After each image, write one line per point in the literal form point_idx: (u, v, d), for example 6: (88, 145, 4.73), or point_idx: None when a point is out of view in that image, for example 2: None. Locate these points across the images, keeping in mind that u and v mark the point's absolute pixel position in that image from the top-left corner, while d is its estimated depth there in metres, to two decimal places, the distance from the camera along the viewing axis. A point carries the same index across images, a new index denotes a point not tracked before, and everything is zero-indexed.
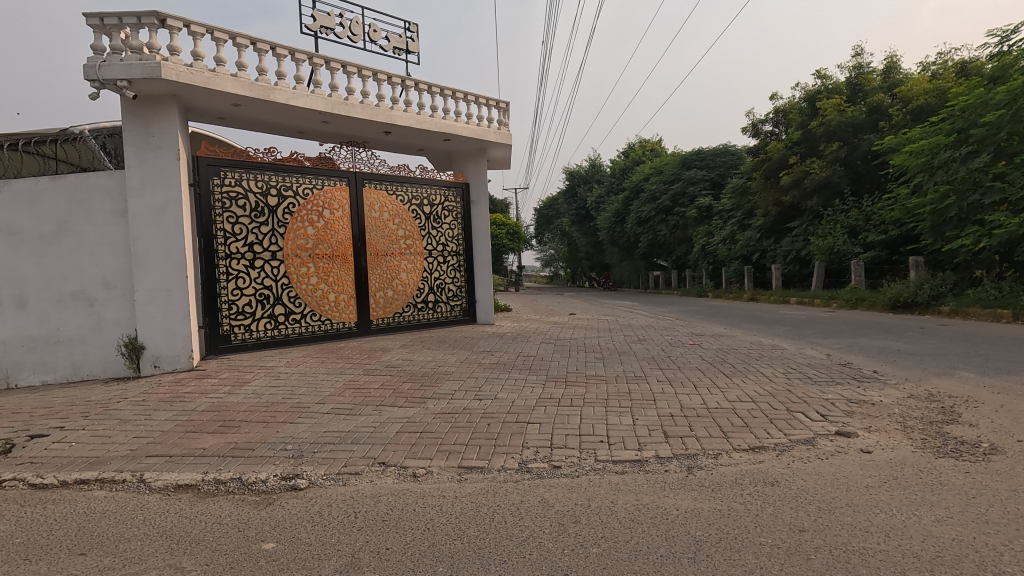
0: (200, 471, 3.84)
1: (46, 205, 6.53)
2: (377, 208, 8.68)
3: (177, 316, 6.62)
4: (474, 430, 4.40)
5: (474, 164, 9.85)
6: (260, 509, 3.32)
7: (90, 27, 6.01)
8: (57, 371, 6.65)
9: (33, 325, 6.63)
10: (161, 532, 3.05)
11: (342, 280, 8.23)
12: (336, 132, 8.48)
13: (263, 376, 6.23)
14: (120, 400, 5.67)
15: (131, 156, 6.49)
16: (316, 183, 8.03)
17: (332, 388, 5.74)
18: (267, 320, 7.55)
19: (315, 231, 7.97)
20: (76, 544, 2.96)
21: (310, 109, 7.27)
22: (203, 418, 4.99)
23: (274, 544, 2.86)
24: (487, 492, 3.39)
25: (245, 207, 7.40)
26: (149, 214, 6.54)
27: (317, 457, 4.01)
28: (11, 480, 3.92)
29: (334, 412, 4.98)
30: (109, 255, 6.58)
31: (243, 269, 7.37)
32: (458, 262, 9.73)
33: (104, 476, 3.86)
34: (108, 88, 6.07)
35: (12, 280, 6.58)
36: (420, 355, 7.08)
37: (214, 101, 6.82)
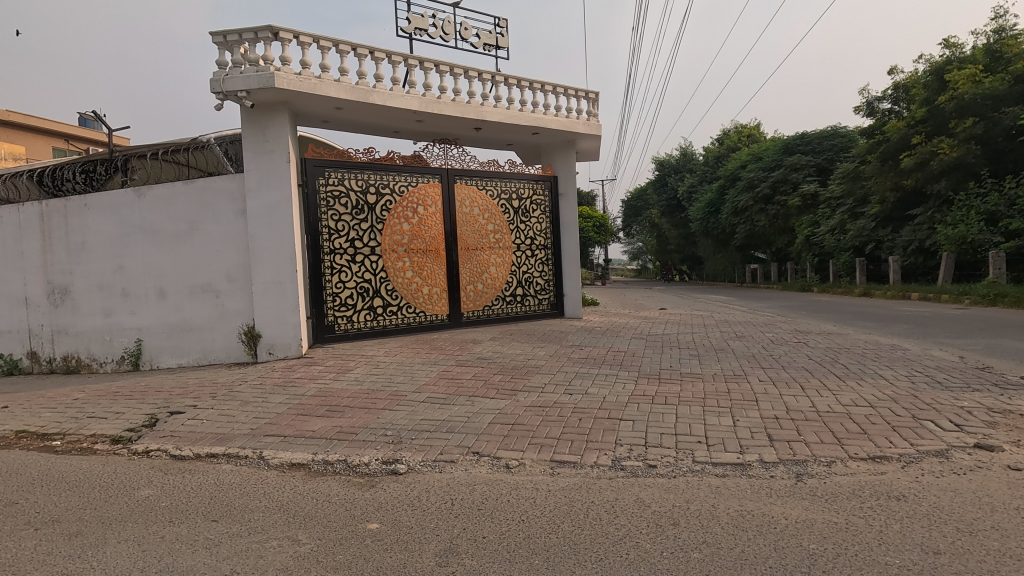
0: (310, 452, 4.13)
1: (181, 206, 7.33)
2: (467, 203, 8.86)
3: (288, 307, 7.15)
4: (565, 424, 4.39)
5: (562, 157, 9.80)
6: (364, 490, 3.52)
7: (215, 44, 6.63)
8: (190, 355, 7.45)
9: (171, 313, 7.48)
10: (278, 505, 3.32)
11: (435, 274, 8.51)
12: (429, 130, 8.75)
13: (364, 364, 6.59)
14: (241, 383, 6.25)
15: (249, 160, 7.09)
16: (410, 180, 8.34)
17: (427, 377, 5.96)
18: (367, 311, 7.98)
19: (410, 227, 8.30)
20: (209, 511, 3.29)
21: (406, 109, 7.55)
22: (312, 402, 5.38)
23: (378, 524, 3.01)
24: (581, 487, 3.36)
25: (347, 205, 7.85)
26: (264, 212, 7.11)
27: (415, 444, 4.18)
28: (155, 451, 4.46)
29: (430, 401, 5.17)
30: (232, 252, 7.26)
31: (345, 263, 7.83)
32: (547, 256, 9.72)
33: (231, 452, 4.27)
34: (230, 99, 6.67)
35: (154, 274, 7.46)
36: (510, 348, 7.16)
37: (320, 105, 7.27)
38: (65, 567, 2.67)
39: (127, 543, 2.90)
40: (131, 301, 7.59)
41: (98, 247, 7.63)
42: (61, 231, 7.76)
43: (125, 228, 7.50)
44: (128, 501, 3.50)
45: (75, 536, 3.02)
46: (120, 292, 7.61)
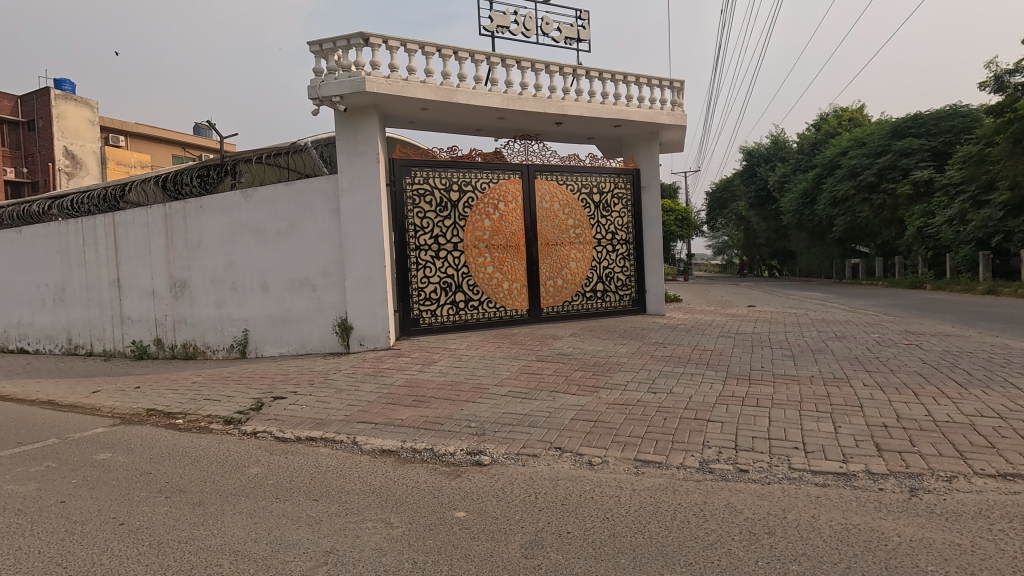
0: (399, 440, 4.33)
1: (282, 206, 7.90)
2: (548, 198, 8.85)
3: (377, 300, 7.51)
4: (649, 423, 4.29)
5: (645, 149, 9.55)
6: (451, 479, 3.63)
7: (313, 53, 7.07)
8: (290, 345, 8.03)
9: (273, 306, 8.08)
10: (372, 489, 3.51)
11: (515, 269, 8.59)
12: (510, 127, 8.83)
13: (447, 357, 6.80)
14: (335, 372, 6.65)
15: (343, 162, 7.50)
16: (491, 176, 8.46)
17: (509, 371, 6.04)
18: (450, 306, 8.21)
19: (491, 223, 8.43)
20: (309, 490, 3.54)
21: (488, 107, 7.66)
22: (400, 391, 5.63)
23: (465, 513, 3.10)
24: (666, 488, 3.27)
25: (431, 203, 8.11)
26: (356, 211, 7.50)
27: (498, 436, 4.25)
28: (262, 433, 4.85)
29: (512, 395, 5.24)
30: (327, 248, 7.73)
31: (430, 259, 8.10)
32: (628, 251, 9.52)
33: (328, 436, 4.56)
34: (325, 104, 7.09)
35: (260, 269, 8.10)
36: (590, 344, 7.09)
37: (407, 106, 7.54)
38: (191, 533, 2.98)
39: (241, 515, 3.18)
40: (239, 295, 8.29)
41: (212, 244, 8.40)
42: (182, 230, 8.62)
43: (234, 227, 8.20)
44: (241, 477, 3.84)
45: (197, 505, 3.37)
46: (230, 285, 8.33)
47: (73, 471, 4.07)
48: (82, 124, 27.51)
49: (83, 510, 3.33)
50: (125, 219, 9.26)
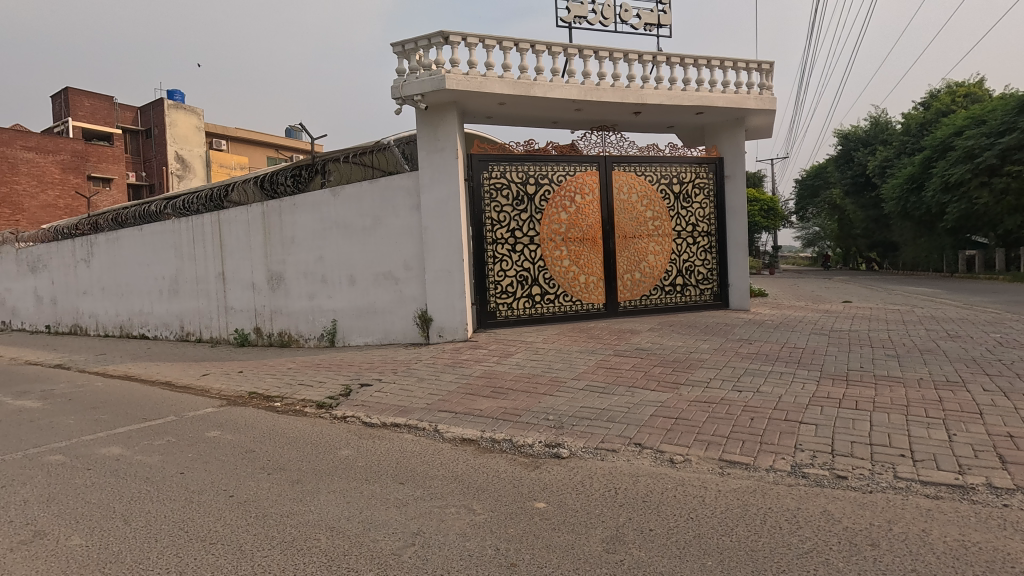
0: (479, 430, 4.43)
1: (367, 202, 8.28)
2: (625, 190, 8.67)
3: (456, 293, 7.70)
4: (734, 423, 4.12)
5: (730, 136, 9.11)
6: (530, 470, 3.67)
7: (396, 54, 7.33)
8: (374, 335, 8.42)
9: (358, 298, 8.51)
10: (454, 476, 3.62)
11: (592, 263, 8.50)
12: (587, 118, 8.72)
13: (524, 350, 6.85)
14: (417, 362, 6.89)
15: (423, 158, 7.74)
16: (568, 169, 8.41)
17: (586, 365, 6.00)
18: (526, 299, 8.27)
19: (567, 216, 8.39)
20: (396, 474, 3.71)
21: (565, 99, 7.60)
22: (479, 382, 5.75)
23: (545, 504, 3.12)
24: (754, 491, 3.13)
25: (508, 197, 8.19)
26: (436, 205, 7.72)
27: (576, 430, 4.25)
28: (351, 418, 5.14)
29: (589, 389, 5.21)
30: (409, 243, 8.02)
31: (507, 253, 8.19)
32: (710, 243, 9.14)
33: (411, 423, 4.75)
34: (407, 103, 7.34)
35: (347, 263, 8.55)
36: (670, 339, 6.89)
37: (484, 102, 7.64)
38: (291, 507, 3.21)
39: (334, 494, 3.39)
40: (328, 287, 8.79)
41: (304, 240, 8.96)
42: (278, 227, 9.26)
43: (324, 223, 8.70)
44: (333, 458, 4.09)
45: (295, 482, 3.63)
46: (320, 278, 8.85)
47: (189, 446, 4.51)
48: (195, 134, 30.44)
49: (199, 482, 3.68)
50: (228, 218, 10.08)
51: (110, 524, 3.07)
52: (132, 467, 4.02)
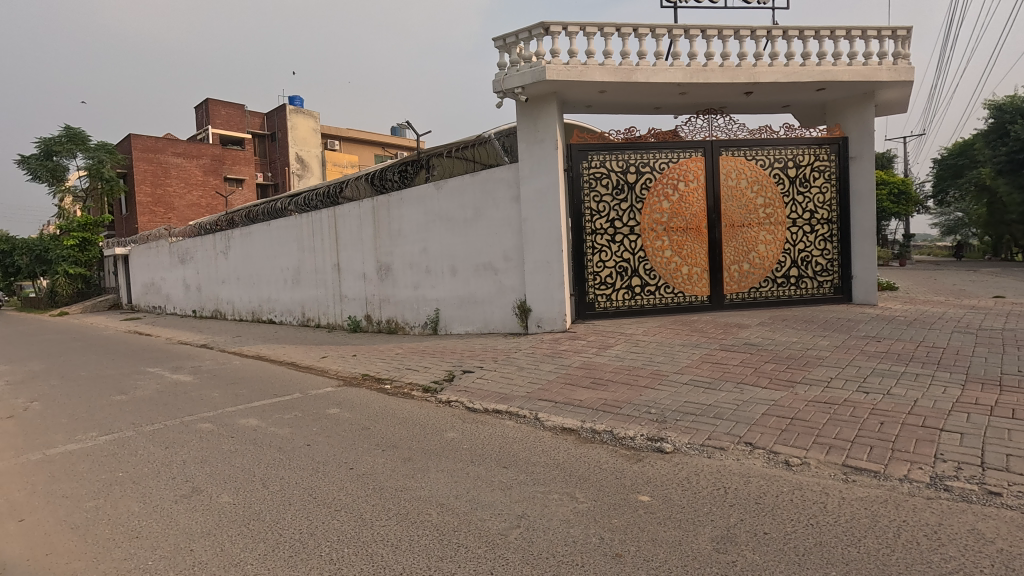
0: (579, 420, 4.44)
1: (469, 195, 8.54)
2: (734, 176, 8.18)
3: (554, 284, 7.73)
4: (860, 426, 3.78)
5: (856, 113, 8.28)
6: (632, 462, 3.62)
7: (497, 49, 7.47)
8: (474, 324, 8.70)
9: (460, 288, 8.82)
10: (556, 463, 3.66)
11: (696, 253, 8.14)
12: (692, 102, 8.33)
13: (624, 342, 6.74)
14: (516, 351, 7.03)
15: (523, 150, 7.82)
16: (671, 156, 8.11)
17: (689, 359, 5.79)
18: (625, 290, 8.12)
19: (670, 205, 8.10)
20: (499, 458, 3.83)
21: (669, 83, 7.31)
22: (578, 372, 5.76)
23: (649, 498, 3.07)
24: (885, 502, 2.86)
25: (608, 186, 8.07)
26: (536, 196, 7.78)
27: (680, 425, 4.12)
28: (455, 402, 5.36)
29: (693, 384, 5.03)
30: (509, 234, 8.18)
31: (606, 243, 8.08)
32: (830, 231, 8.40)
33: (512, 410, 4.87)
34: (508, 96, 7.48)
35: (449, 254, 8.89)
36: (784, 335, 6.45)
37: (585, 91, 7.56)
38: (404, 482, 3.43)
39: (442, 473, 3.57)
40: (432, 277, 9.19)
41: (410, 232, 9.44)
42: (386, 220, 9.83)
43: (428, 216, 9.11)
44: (440, 440, 4.30)
45: (407, 460, 3.86)
46: (425, 269, 9.28)
47: (313, 421, 4.95)
48: (309, 133, 32.82)
49: (323, 453, 4.03)
50: (343, 213, 10.85)
51: (252, 486, 3.47)
52: (267, 437, 4.49)
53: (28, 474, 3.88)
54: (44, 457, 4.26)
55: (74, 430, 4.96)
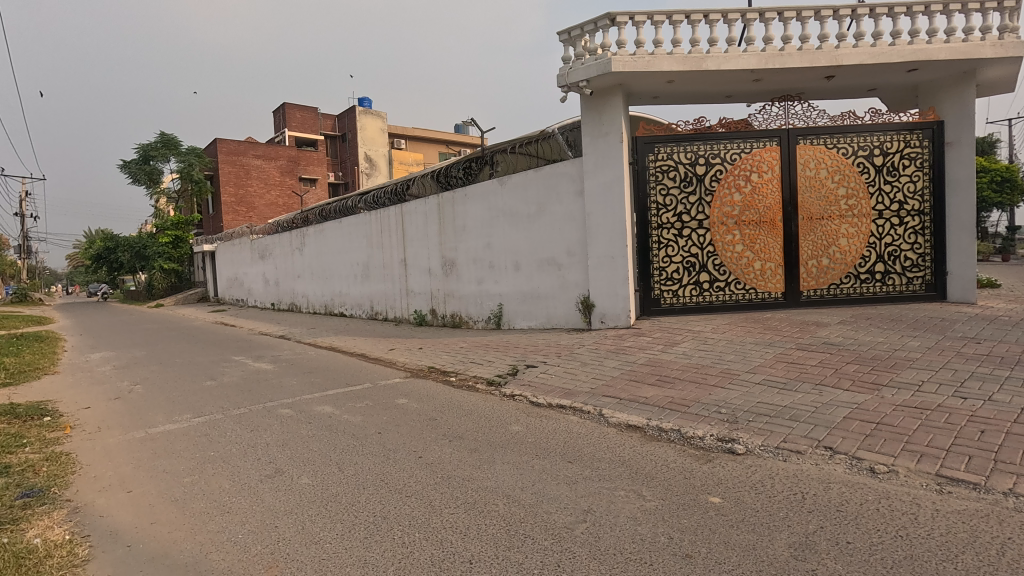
0: (645, 417, 4.36)
1: (532, 190, 8.56)
2: (812, 166, 7.73)
3: (619, 280, 7.62)
4: (956, 434, 3.49)
5: (953, 95, 7.60)
6: (701, 462, 3.52)
7: (562, 42, 7.45)
8: (537, 319, 8.73)
9: (523, 283, 8.86)
10: (621, 460, 3.63)
11: (770, 247, 7.76)
12: (767, 89, 7.94)
13: (691, 339, 6.55)
14: (580, 346, 6.99)
15: (588, 144, 7.74)
16: (743, 146, 7.77)
17: (762, 358, 5.54)
18: (693, 286, 7.88)
19: (742, 197, 7.77)
20: (564, 453, 3.83)
21: (742, 70, 7.00)
22: (643, 369, 5.65)
23: (720, 499, 2.98)
24: (986, 516, 2.63)
25: (675, 179, 7.85)
26: (600, 191, 7.69)
27: (753, 426, 3.96)
28: (519, 396, 5.41)
29: (767, 384, 4.82)
30: (572, 229, 8.13)
31: (673, 238, 7.87)
32: (922, 223, 7.77)
33: (576, 406, 4.85)
34: (573, 90, 7.45)
35: (513, 250, 8.95)
36: (867, 334, 6.04)
37: (652, 81, 7.37)
38: (471, 473, 3.51)
39: (508, 465, 3.62)
40: (495, 273, 9.29)
41: (474, 228, 9.58)
42: (451, 217, 10.02)
43: (492, 212, 9.21)
44: (505, 432, 4.36)
45: (473, 451, 3.94)
46: (488, 264, 9.40)
47: (383, 410, 5.15)
48: (377, 133, 33.84)
49: (393, 441, 4.19)
50: (410, 209, 11.16)
51: (329, 469, 3.66)
52: (341, 424, 4.72)
53: (134, 450, 4.28)
54: (147, 434, 4.68)
55: (172, 412, 5.41)
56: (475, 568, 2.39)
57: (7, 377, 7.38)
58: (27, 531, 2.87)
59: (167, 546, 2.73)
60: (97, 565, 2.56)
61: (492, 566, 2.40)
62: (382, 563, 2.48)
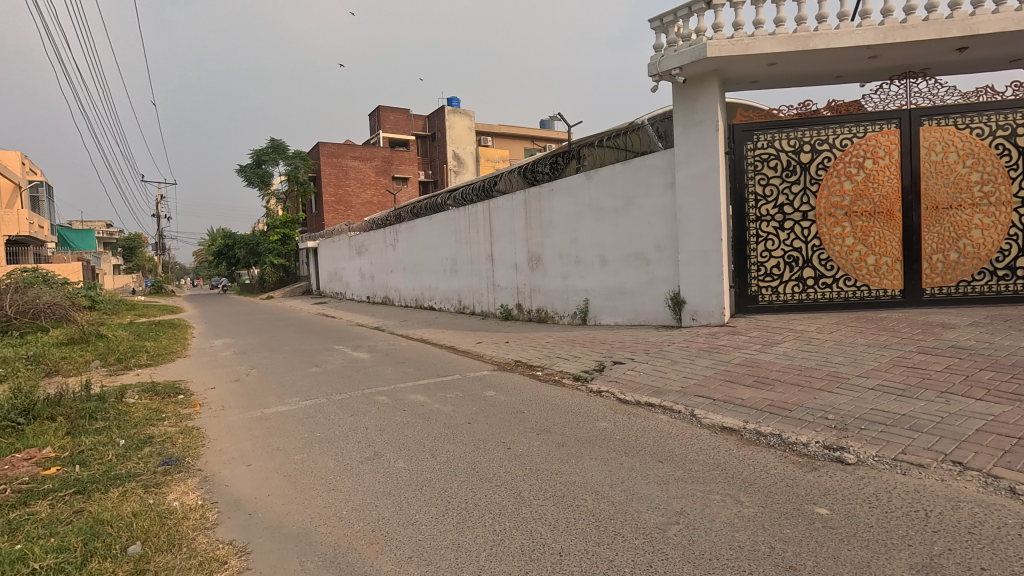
0: (741, 419, 4.15)
1: (620, 183, 8.40)
2: (939, 149, 6.93)
3: (712, 275, 7.29)
4: None
5: None
6: (805, 470, 3.30)
7: (653, 30, 7.25)
8: (624, 315, 8.57)
9: (610, 278, 8.73)
10: (716, 463, 3.48)
11: (886, 240, 7.07)
12: (885, 66, 7.23)
13: (793, 339, 6.14)
14: (669, 344, 6.78)
15: (680, 134, 7.47)
16: (855, 130, 7.14)
17: (876, 362, 5.08)
18: (795, 283, 7.37)
19: (853, 186, 7.15)
20: (653, 452, 3.74)
21: (856, 47, 6.42)
22: (739, 370, 5.38)
23: (827, 511, 2.78)
24: None
25: (776, 168, 7.38)
26: (692, 183, 7.39)
27: (865, 434, 3.64)
28: (606, 392, 5.35)
29: (882, 389, 4.40)
30: (662, 223, 7.90)
31: (773, 231, 7.41)
32: None
33: (666, 405, 4.72)
34: (665, 79, 7.23)
35: (600, 245, 8.84)
36: (1006, 338, 5.35)
37: (751, 65, 6.96)
38: (559, 466, 3.52)
39: (596, 461, 3.59)
40: (582, 268, 9.23)
41: (561, 223, 9.56)
42: (538, 212, 10.07)
43: (578, 207, 9.16)
44: (592, 428, 4.33)
45: (560, 445, 3.95)
46: (574, 259, 9.35)
47: (472, 401, 5.30)
48: (464, 132, 34.78)
49: (482, 432, 4.30)
50: (497, 206, 11.36)
51: (423, 455, 3.83)
52: (433, 413, 4.91)
53: (252, 428, 4.72)
54: (262, 414, 5.14)
55: (283, 395, 5.90)
56: (564, 560, 2.40)
57: (149, 359, 8.40)
58: (168, 495, 3.27)
59: (282, 516, 2.98)
60: (225, 528, 2.85)
61: (582, 560, 2.40)
62: (473, 548, 2.55)
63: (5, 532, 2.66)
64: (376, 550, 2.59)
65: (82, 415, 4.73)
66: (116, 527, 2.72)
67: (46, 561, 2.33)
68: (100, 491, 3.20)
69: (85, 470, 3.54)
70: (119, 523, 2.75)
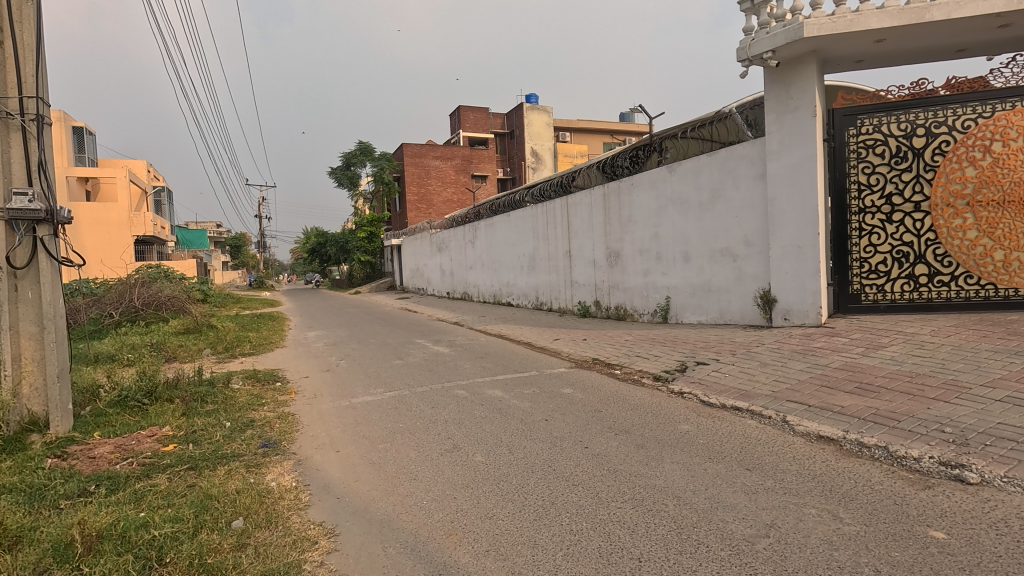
0: (841, 429, 3.83)
1: (706, 176, 8.04)
2: None
3: (808, 272, 6.79)
4: None
5: None
6: (917, 488, 2.98)
7: (743, 12, 6.88)
8: (709, 314, 8.21)
9: (694, 275, 8.39)
10: (811, 474, 3.23)
11: (1018, 233, 6.24)
12: (1018, 36, 6.39)
13: (903, 342, 5.58)
14: (759, 345, 6.40)
15: (772, 122, 7.02)
16: (980, 109, 6.37)
17: (1004, 370, 4.50)
18: (905, 281, 6.71)
19: (977, 173, 6.38)
20: (741, 459, 3.53)
21: (983, 16, 5.70)
22: (839, 374, 4.97)
23: (945, 535, 2.49)
24: None
25: (883, 155, 6.75)
26: (787, 173, 6.91)
27: (990, 452, 3.24)
28: (688, 394, 5.14)
29: (1012, 402, 3.90)
30: (752, 216, 7.46)
31: (879, 224, 6.78)
32: None
33: (755, 410, 4.46)
34: (756, 63, 6.82)
35: (683, 240, 8.53)
36: None
37: (856, 43, 6.40)
38: (639, 468, 3.42)
39: (678, 465, 3.46)
40: (664, 264, 8.94)
41: (643, 218, 9.30)
42: (618, 207, 9.86)
43: (660, 201, 8.88)
44: (674, 431, 4.17)
45: (640, 446, 3.84)
46: (656, 256, 9.08)
47: (549, 398, 5.28)
48: (543, 129, 34.77)
49: (559, 430, 4.27)
50: (575, 201, 11.27)
51: (500, 450, 3.87)
52: (511, 409, 4.95)
53: (341, 416, 4.98)
54: (350, 403, 5.43)
55: (370, 385, 6.18)
56: (644, 566, 2.34)
57: (251, 348, 9.10)
58: (267, 475, 3.52)
59: (368, 502, 3.12)
60: (316, 510, 3.02)
61: (662, 568, 2.31)
62: (551, 546, 2.53)
63: (132, 500, 2.98)
64: (455, 541, 2.64)
65: (195, 398, 5.21)
66: (223, 502, 2.96)
67: (164, 529, 2.58)
68: (209, 468, 3.50)
69: (197, 449, 3.89)
70: (225, 499, 3.00)
